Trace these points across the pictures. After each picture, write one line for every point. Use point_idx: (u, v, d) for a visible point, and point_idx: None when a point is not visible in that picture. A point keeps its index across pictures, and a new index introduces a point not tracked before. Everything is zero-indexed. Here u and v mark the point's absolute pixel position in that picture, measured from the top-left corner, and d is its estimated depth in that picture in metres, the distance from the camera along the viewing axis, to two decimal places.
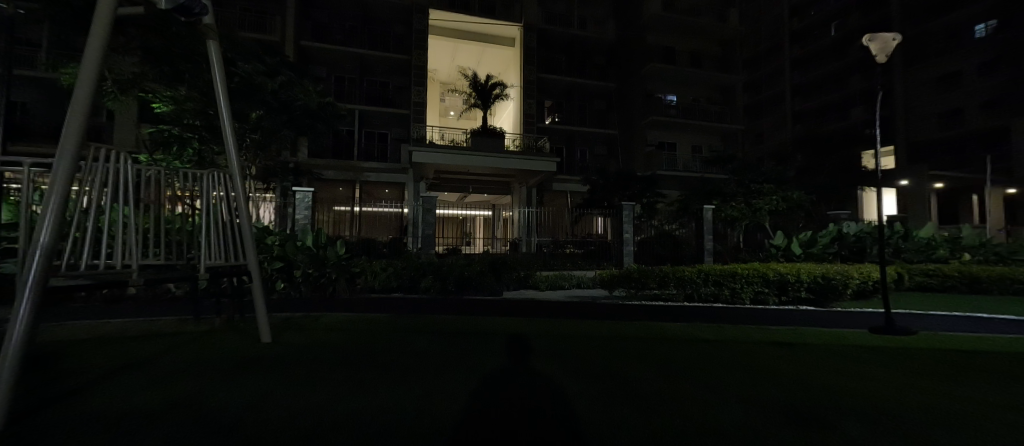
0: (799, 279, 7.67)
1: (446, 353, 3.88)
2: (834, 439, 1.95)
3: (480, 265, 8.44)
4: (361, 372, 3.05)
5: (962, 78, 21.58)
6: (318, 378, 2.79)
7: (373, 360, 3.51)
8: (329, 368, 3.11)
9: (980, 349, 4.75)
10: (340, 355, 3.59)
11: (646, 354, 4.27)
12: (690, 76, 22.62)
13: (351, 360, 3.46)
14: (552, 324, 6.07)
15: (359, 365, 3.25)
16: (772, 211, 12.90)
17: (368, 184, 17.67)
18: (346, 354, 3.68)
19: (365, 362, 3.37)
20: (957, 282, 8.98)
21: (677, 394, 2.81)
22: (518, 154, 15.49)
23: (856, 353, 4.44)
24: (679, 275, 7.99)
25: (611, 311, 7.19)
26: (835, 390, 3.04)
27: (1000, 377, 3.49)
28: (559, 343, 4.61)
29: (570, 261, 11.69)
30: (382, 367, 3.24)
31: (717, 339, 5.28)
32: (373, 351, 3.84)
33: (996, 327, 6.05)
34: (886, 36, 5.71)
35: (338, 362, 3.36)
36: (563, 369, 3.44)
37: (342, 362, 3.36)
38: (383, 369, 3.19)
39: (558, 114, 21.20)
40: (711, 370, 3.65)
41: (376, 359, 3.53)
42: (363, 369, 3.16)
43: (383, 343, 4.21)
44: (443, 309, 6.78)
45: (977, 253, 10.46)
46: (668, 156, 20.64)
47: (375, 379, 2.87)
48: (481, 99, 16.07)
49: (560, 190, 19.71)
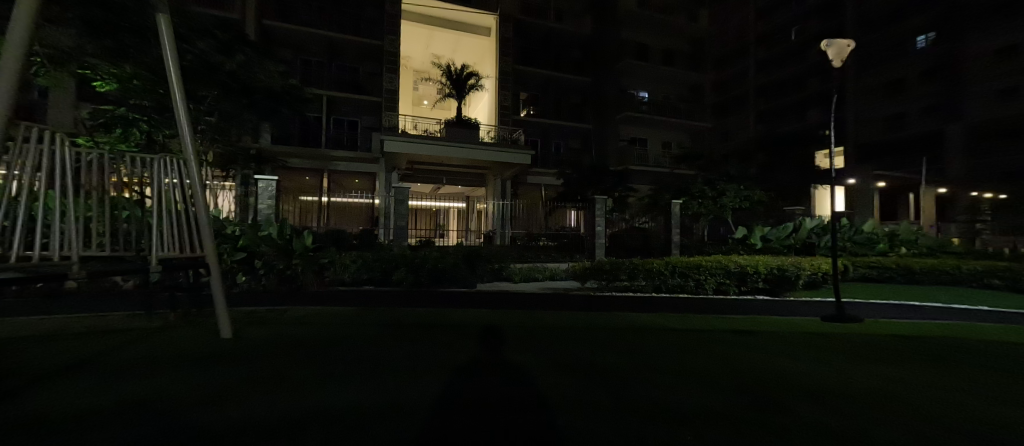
0: (757, 271, 8.15)
1: (423, 346, 3.87)
2: (781, 418, 2.15)
3: (454, 257, 8.35)
4: (334, 367, 2.98)
5: (906, 85, 23.24)
6: (286, 373, 2.73)
7: (348, 354, 3.42)
8: (301, 364, 3.00)
9: (911, 334, 5.29)
10: (314, 350, 3.49)
11: (618, 343, 4.47)
12: (662, 74, 23.17)
13: (326, 354, 3.38)
14: (527, 315, 6.16)
15: (333, 361, 3.15)
16: (736, 208, 13.43)
17: (338, 174, 17.10)
18: (319, 349, 3.57)
19: (340, 358, 3.27)
20: (894, 273, 9.83)
21: (640, 380, 2.95)
22: (494, 146, 15.41)
23: (805, 339, 4.83)
24: (648, 267, 8.32)
25: (584, 304, 7.34)
26: (790, 375, 3.31)
27: (923, 360, 3.92)
28: (533, 334, 4.71)
29: (544, 252, 12.02)
30: (362, 360, 3.22)
31: (681, 328, 5.58)
32: (345, 345, 3.75)
33: (920, 313, 6.72)
34: (842, 42, 6.06)
35: (313, 356, 3.28)
36: (538, 360, 3.49)
37: (317, 356, 3.28)
38: (362, 363, 3.15)
39: (533, 107, 21.11)
40: (674, 358, 3.86)
41: (352, 353, 3.47)
42: (336, 363, 3.08)
43: (358, 337, 4.14)
44: (417, 303, 6.72)
45: (913, 246, 11.40)
46: (639, 152, 21.21)
47: (345, 372, 2.82)
48: (455, 89, 15.72)
49: (534, 183, 19.74)
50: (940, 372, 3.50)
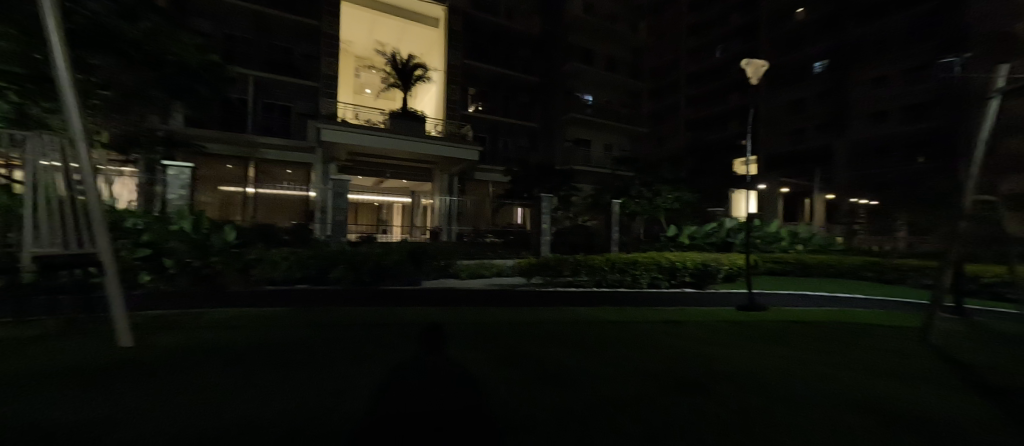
0: (685, 266, 8.93)
1: (365, 345, 3.74)
2: (697, 405, 2.46)
3: (399, 254, 8.02)
4: (263, 371, 2.78)
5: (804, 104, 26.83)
6: (205, 381, 2.49)
7: (280, 358, 3.19)
8: (220, 372, 2.72)
9: (802, 320, 6.22)
10: (240, 356, 3.21)
11: (559, 336, 4.69)
12: (605, 79, 24.35)
13: (255, 359, 3.12)
14: (471, 312, 6.18)
15: (259, 367, 2.89)
16: (668, 208, 14.61)
17: (266, 163, 15.58)
18: (245, 354, 3.29)
19: (270, 361, 3.04)
20: (791, 267, 11.41)
21: (579, 372, 3.16)
22: (441, 141, 15.11)
23: (721, 327, 5.46)
24: (590, 264, 8.78)
25: (530, 300, 7.51)
26: (713, 369, 3.69)
27: (809, 347, 4.64)
28: (478, 330, 4.74)
29: (491, 248, 12.15)
30: (293, 364, 3.03)
31: (617, 320, 5.98)
32: (275, 349, 3.48)
33: (809, 300, 7.91)
34: (758, 62, 6.84)
35: (238, 362, 3.01)
36: (481, 355, 3.55)
37: (243, 363, 3.01)
38: (293, 366, 2.95)
39: (482, 103, 20.95)
40: (609, 349, 4.15)
41: (284, 357, 3.24)
42: (264, 370, 2.85)
43: (289, 339, 3.87)
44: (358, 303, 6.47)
45: (808, 243, 13.24)
46: (584, 153, 22.11)
47: (274, 377, 2.64)
48: (400, 79, 15.07)
49: (482, 180, 19.66)
50: (819, 357, 4.19)
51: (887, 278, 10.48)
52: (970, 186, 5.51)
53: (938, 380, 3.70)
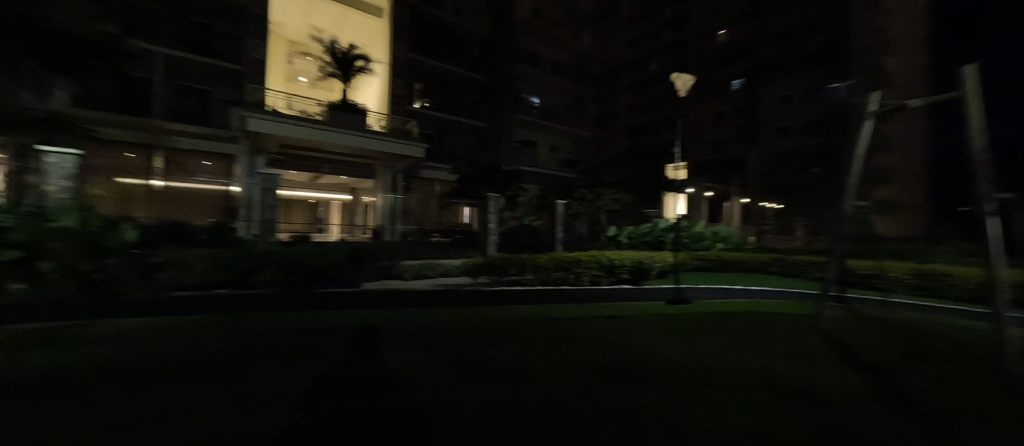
0: (622, 264, 9.51)
1: (294, 352, 3.48)
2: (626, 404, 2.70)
3: (337, 254, 7.55)
4: (175, 385, 2.51)
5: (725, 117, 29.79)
6: (101, 398, 2.20)
7: (190, 370, 2.86)
8: (118, 388, 2.40)
9: (719, 310, 6.96)
10: (140, 369, 2.83)
11: (503, 334, 4.78)
12: (551, 83, 25.04)
13: (160, 373, 2.78)
14: (414, 313, 6.03)
15: (168, 381, 2.60)
16: (607, 209, 15.35)
17: (178, 154, 13.87)
18: (148, 367, 2.91)
19: (177, 375, 2.72)
20: (713, 264, 12.65)
21: (522, 374, 3.27)
22: (385, 136, 14.51)
23: (652, 320, 5.92)
24: (536, 263, 8.97)
25: (475, 299, 7.49)
26: (643, 361, 3.99)
27: (725, 336, 5.20)
28: (423, 331, 4.65)
29: (435, 247, 11.89)
30: (205, 376, 2.73)
31: (560, 316, 6.22)
32: (187, 360, 3.13)
33: (726, 293, 8.87)
34: (685, 76, 7.51)
35: (136, 377, 2.66)
36: (423, 357, 3.52)
37: (145, 377, 2.68)
38: (204, 379, 2.66)
39: (429, 99, 20.39)
40: (551, 347, 4.31)
41: (195, 369, 2.91)
42: (172, 382, 2.57)
43: (206, 349, 3.52)
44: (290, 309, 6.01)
45: (728, 241, 14.71)
46: (530, 154, 22.51)
47: (188, 391, 2.41)
48: (339, 69, 14.18)
49: (428, 178, 19.18)
50: (732, 345, 4.74)
51: (788, 272, 11.97)
52: (851, 194, 6.52)
53: (820, 359, 4.39)
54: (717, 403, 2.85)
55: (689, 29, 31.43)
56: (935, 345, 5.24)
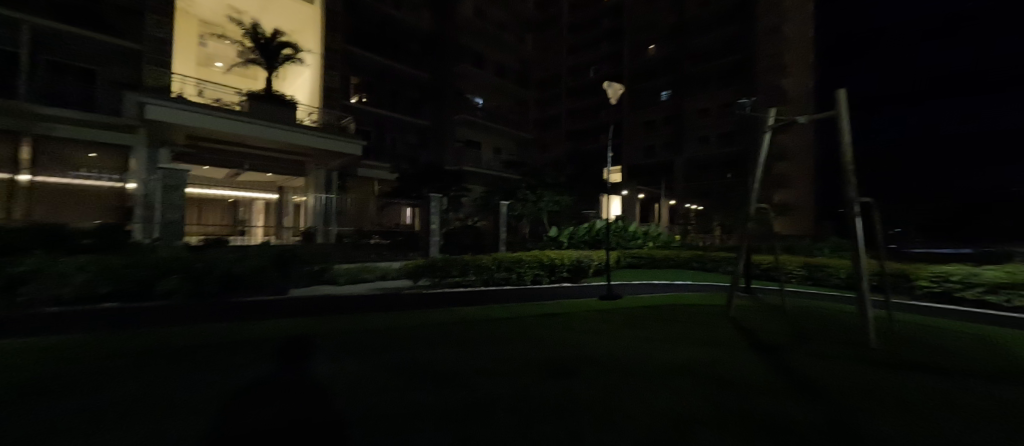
0: (562, 263, 9.84)
1: (209, 368, 3.16)
2: (558, 397, 2.88)
3: (259, 258, 6.85)
4: (63, 405, 2.22)
5: (655, 125, 32.19)
6: None
7: (79, 391, 2.52)
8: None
9: (648, 304, 7.56)
10: (14, 392, 2.44)
11: (446, 335, 4.78)
12: (495, 84, 25.18)
13: (40, 395, 2.42)
14: (350, 320, 5.73)
15: (53, 402, 2.28)
16: (549, 210, 15.65)
17: (58, 142, 11.38)
18: (24, 390, 2.51)
19: (65, 396, 2.39)
20: (644, 261, 13.59)
21: (463, 374, 3.33)
22: (318, 131, 13.54)
23: (590, 315, 6.27)
24: (478, 263, 8.91)
25: (417, 303, 7.27)
26: (579, 353, 4.23)
27: (653, 326, 5.67)
28: (361, 338, 4.48)
29: (372, 250, 11.28)
30: (106, 395, 2.43)
31: (503, 316, 6.32)
32: (76, 381, 2.75)
33: (654, 288, 9.59)
34: (615, 86, 7.97)
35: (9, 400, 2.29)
36: (360, 363, 3.43)
37: (22, 400, 2.33)
38: (103, 398, 2.37)
39: (366, 94, 19.57)
40: (493, 345, 4.39)
41: (85, 390, 2.56)
42: (58, 403, 2.27)
43: (102, 368, 3.11)
44: (203, 323, 5.35)
45: (657, 240, 15.85)
46: (474, 154, 22.39)
47: (80, 410, 2.14)
48: (263, 57, 12.94)
49: (366, 176, 18.22)
50: (657, 335, 5.21)
51: (707, 266, 13.19)
52: (755, 197, 7.41)
53: (729, 343, 5.00)
54: (641, 392, 3.15)
55: (624, 41, 33.50)
56: (817, 326, 6.18)
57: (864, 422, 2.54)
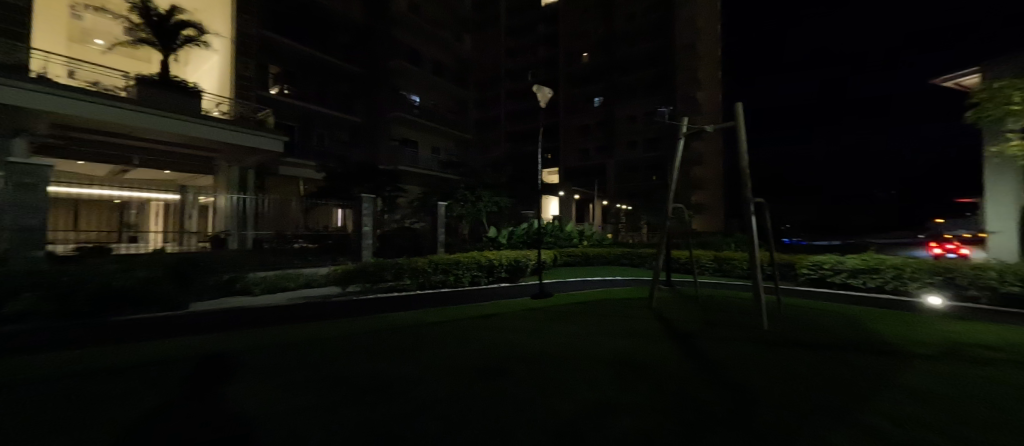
0: (500, 263, 9.90)
1: (80, 397, 2.65)
2: (492, 401, 2.85)
3: (151, 269, 5.93)
4: None
5: (590, 129, 33.86)
6: None
7: None
8: None
9: (581, 300, 7.86)
10: None
11: (377, 345, 4.52)
12: (432, 83, 24.64)
13: None
14: (266, 334, 5.18)
15: None
16: (489, 211, 15.67)
17: None
18: None
19: None
20: (578, 259, 14.22)
21: (392, 384, 3.15)
22: (231, 125, 12.10)
23: (526, 315, 6.35)
24: (413, 267, 8.56)
25: (346, 311, 6.78)
26: (514, 354, 4.24)
27: (586, 323, 5.89)
28: (279, 353, 4.06)
29: (295, 255, 10.39)
30: None
31: (439, 320, 6.15)
32: None
33: (586, 285, 10.09)
34: (545, 90, 8.22)
35: None
36: (276, 382, 3.08)
37: None
38: None
39: (288, 85, 18.06)
40: (427, 352, 4.24)
41: None
42: None
43: None
44: (73, 350, 4.46)
45: (592, 238, 16.67)
46: (411, 153, 21.67)
47: None
48: (156, 37, 11.27)
49: (288, 175, 16.66)
50: (590, 330, 5.43)
51: (635, 262, 14.19)
52: (672, 198, 8.11)
53: (652, 333, 5.37)
54: (574, 389, 3.22)
55: (560, 48, 34.77)
56: (727, 313, 6.88)
57: (761, 403, 2.87)
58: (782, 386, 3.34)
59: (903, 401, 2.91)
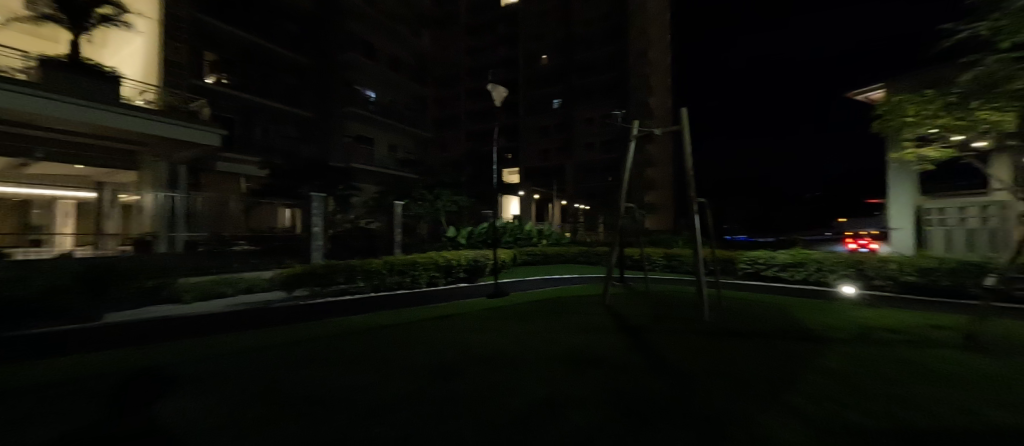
0: (458, 263, 9.77)
1: None
2: (447, 405, 2.76)
3: (56, 272, 5.24)
4: None
5: (549, 130, 34.43)
6: None
7: None
8: None
9: (539, 299, 7.94)
10: None
11: (324, 351, 4.25)
12: (389, 78, 23.86)
13: None
14: (198, 345, 4.70)
15: None
16: (447, 210, 15.50)
17: None
18: None
19: None
20: (536, 257, 14.43)
21: (340, 392, 2.96)
22: (160, 116, 10.97)
23: (482, 315, 6.29)
24: (367, 268, 8.21)
25: (292, 317, 6.35)
26: (471, 355, 4.16)
27: (542, 321, 5.93)
28: (212, 365, 3.69)
29: (233, 257, 9.55)
30: None
31: (393, 323, 5.93)
32: None
33: (543, 283, 10.24)
34: (499, 89, 8.24)
35: None
36: (206, 397, 2.79)
37: None
38: None
39: (226, 74, 16.94)
40: (379, 357, 4.05)
41: None
42: None
43: None
44: None
45: (551, 237, 16.98)
46: (366, 150, 20.85)
47: None
48: (62, 13, 9.93)
49: (226, 172, 15.55)
50: (547, 328, 5.47)
51: (591, 260, 14.64)
52: (624, 198, 8.42)
53: (605, 329, 5.51)
54: (530, 388, 3.20)
55: (520, 49, 35.03)
56: (676, 307, 7.23)
57: (705, 392, 3.01)
58: (724, 374, 3.53)
59: (822, 382, 3.22)
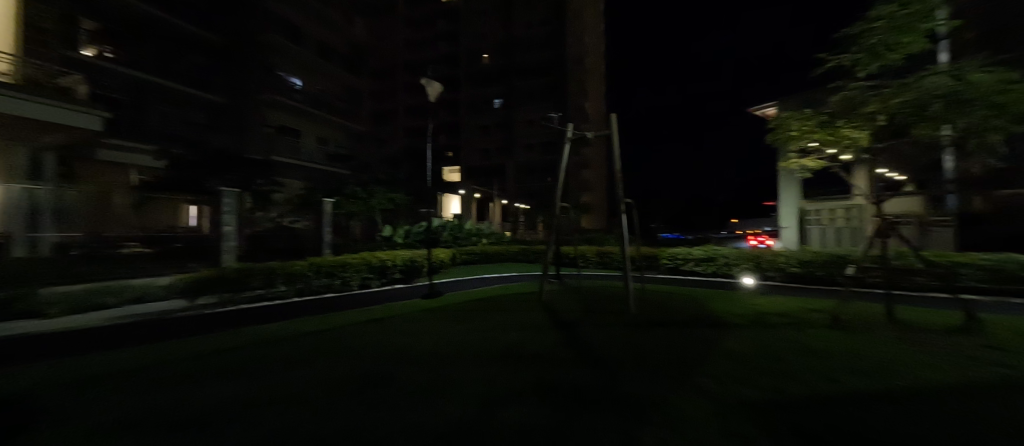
0: (393, 264, 9.36)
1: None
2: (371, 409, 2.59)
3: None
4: None
5: (491, 130, 34.52)
6: None
7: None
8: None
9: (478, 299, 7.89)
10: None
11: (233, 363, 3.78)
12: (317, 66, 22.12)
13: None
14: (63, 364, 3.91)
15: None
16: (383, 208, 14.77)
17: None
18: None
19: None
20: (475, 257, 14.37)
21: (246, 404, 2.64)
22: (20, 91, 8.98)
23: (418, 316, 6.08)
24: (290, 270, 7.52)
25: (194, 328, 5.57)
26: (404, 358, 3.98)
27: (479, 320, 5.89)
28: (83, 384, 3.10)
29: (117, 261, 8.12)
30: None
31: (318, 329, 5.48)
32: None
33: (481, 282, 10.28)
34: (434, 84, 8.06)
35: None
36: (67, 417, 2.31)
37: None
38: None
39: (111, 46, 14.56)
40: (299, 365, 3.71)
41: None
42: None
43: None
44: None
45: (491, 236, 17.01)
46: (291, 143, 19.09)
47: None
48: None
49: (106, 161, 12.92)
50: (483, 327, 5.44)
51: (530, 258, 14.93)
52: (559, 198, 8.71)
53: (541, 325, 5.62)
54: (464, 387, 3.14)
55: (461, 46, 34.63)
56: (608, 302, 7.62)
57: (629, 378, 3.20)
58: (647, 361, 3.78)
59: (729, 363, 3.58)
